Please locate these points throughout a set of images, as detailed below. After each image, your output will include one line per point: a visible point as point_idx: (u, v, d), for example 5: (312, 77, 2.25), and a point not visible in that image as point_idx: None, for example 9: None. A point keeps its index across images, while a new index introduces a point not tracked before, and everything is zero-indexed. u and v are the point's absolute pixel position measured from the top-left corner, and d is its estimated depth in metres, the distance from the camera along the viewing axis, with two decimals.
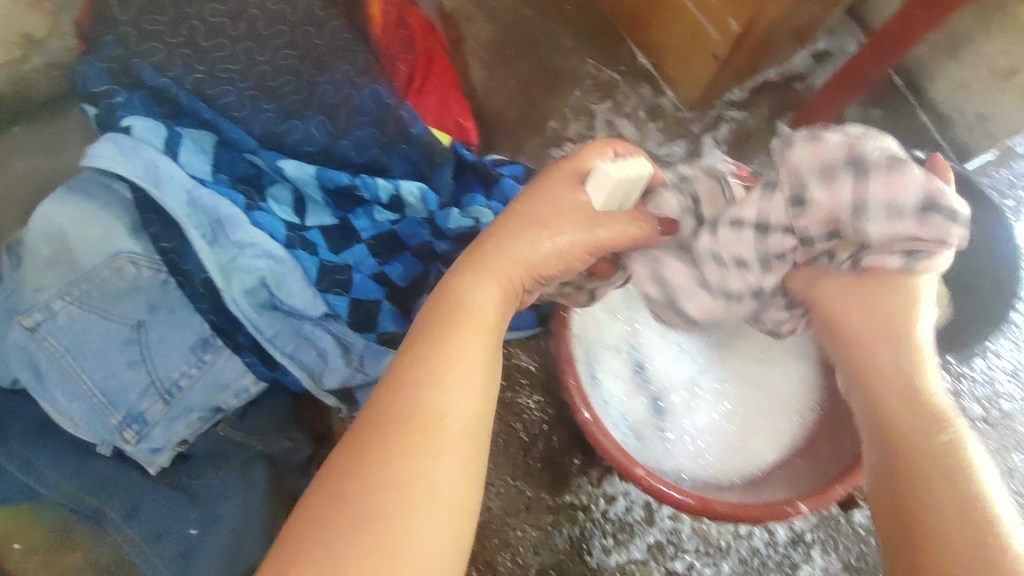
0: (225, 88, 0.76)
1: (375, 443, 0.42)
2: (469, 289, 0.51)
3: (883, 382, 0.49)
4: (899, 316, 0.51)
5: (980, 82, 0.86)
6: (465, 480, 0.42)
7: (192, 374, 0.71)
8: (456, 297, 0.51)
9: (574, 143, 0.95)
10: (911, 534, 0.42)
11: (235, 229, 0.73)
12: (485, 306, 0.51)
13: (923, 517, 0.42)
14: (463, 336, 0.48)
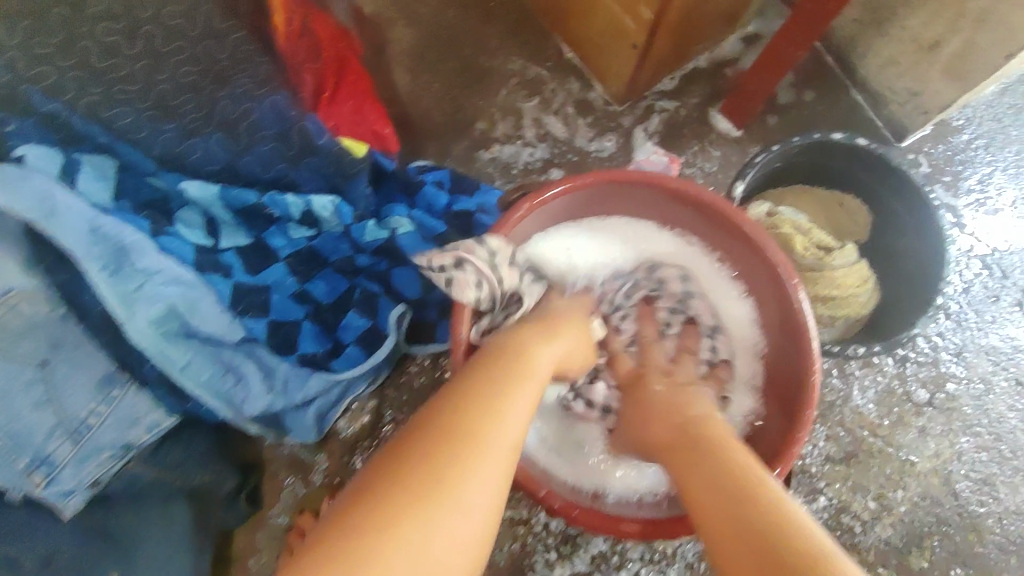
0: (121, 109, 0.68)
1: (424, 443, 0.45)
2: (528, 349, 0.54)
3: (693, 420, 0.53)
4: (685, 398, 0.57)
5: (907, 58, 0.85)
6: (488, 509, 0.44)
7: (101, 411, 0.67)
8: (518, 348, 0.54)
9: (502, 144, 0.92)
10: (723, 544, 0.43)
11: (141, 256, 0.70)
12: (540, 369, 0.53)
13: (729, 531, 0.43)
14: (515, 383, 0.51)
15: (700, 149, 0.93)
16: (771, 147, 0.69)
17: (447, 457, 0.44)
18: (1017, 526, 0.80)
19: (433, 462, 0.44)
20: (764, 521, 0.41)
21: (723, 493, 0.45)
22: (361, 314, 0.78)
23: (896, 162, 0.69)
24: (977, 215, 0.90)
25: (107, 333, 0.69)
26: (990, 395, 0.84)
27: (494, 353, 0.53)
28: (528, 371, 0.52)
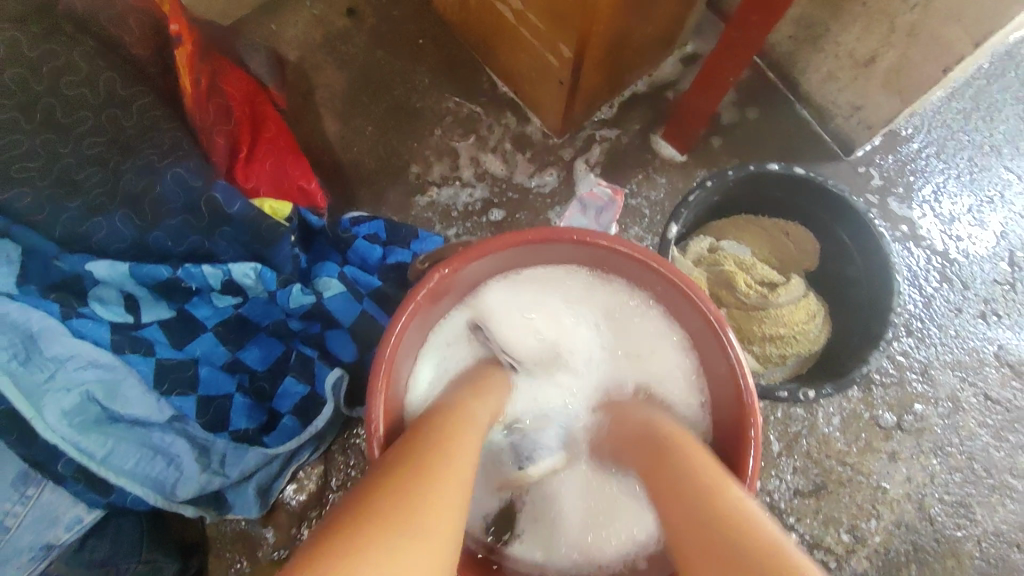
0: (17, 191, 0.65)
1: (395, 492, 0.39)
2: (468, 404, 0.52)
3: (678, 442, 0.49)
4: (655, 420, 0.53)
5: (845, 73, 0.82)
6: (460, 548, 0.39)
7: (16, 512, 0.63)
8: (452, 404, 0.52)
9: (439, 187, 0.89)
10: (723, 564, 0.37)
11: (51, 344, 0.66)
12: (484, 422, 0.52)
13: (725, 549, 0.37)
14: (457, 427, 0.48)
15: (644, 178, 0.89)
16: (703, 183, 0.66)
17: (412, 499, 0.39)
18: (995, 550, 0.76)
19: (411, 509, 0.38)
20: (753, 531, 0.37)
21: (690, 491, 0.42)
22: (297, 381, 0.74)
23: (837, 189, 0.66)
24: (933, 225, 0.87)
25: (14, 430, 0.63)
26: (960, 413, 0.81)
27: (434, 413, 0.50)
28: (473, 420, 0.50)
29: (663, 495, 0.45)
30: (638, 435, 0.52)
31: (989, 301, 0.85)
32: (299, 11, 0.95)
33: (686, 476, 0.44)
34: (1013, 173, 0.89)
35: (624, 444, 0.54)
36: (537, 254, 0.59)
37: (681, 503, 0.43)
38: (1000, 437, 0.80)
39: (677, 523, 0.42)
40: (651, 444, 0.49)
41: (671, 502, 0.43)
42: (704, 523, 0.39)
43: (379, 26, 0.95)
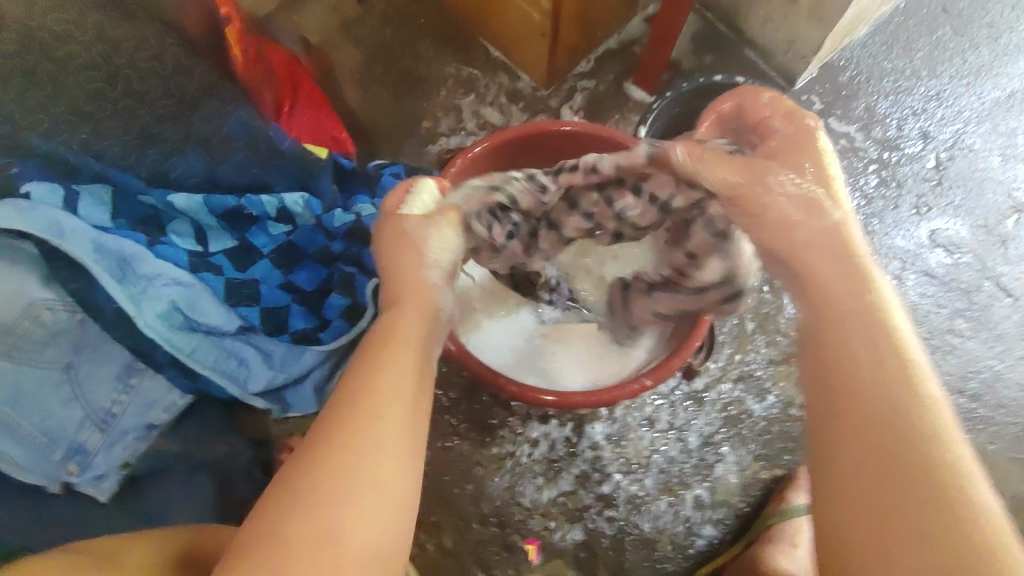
0: (110, 142, 0.82)
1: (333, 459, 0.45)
2: (394, 319, 0.56)
3: (864, 294, 0.48)
4: (836, 239, 0.51)
5: (778, 13, 0.98)
6: (400, 502, 0.46)
7: (122, 400, 0.78)
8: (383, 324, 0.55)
9: (448, 137, 1.05)
10: (893, 454, 0.41)
11: (141, 264, 0.81)
12: (412, 330, 0.55)
13: (903, 450, 0.41)
14: (387, 360, 0.51)
15: (620, 117, 1.06)
16: (663, 94, 0.81)
17: (339, 468, 0.44)
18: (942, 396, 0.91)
19: (334, 485, 0.44)
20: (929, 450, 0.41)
21: (885, 368, 0.44)
22: (341, 295, 0.88)
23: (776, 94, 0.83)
24: (869, 138, 1.03)
25: (122, 327, 0.78)
26: (903, 288, 0.95)
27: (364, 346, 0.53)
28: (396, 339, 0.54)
29: (844, 340, 0.47)
30: (852, 278, 0.48)
31: (921, 196, 1.00)
32: (316, 3, 1.12)
33: (892, 342, 0.45)
34: (932, 91, 1.05)
35: (821, 262, 0.50)
36: (514, 157, 0.76)
37: (886, 378, 0.44)
38: (940, 304, 0.95)
39: (871, 385, 0.44)
40: (851, 281, 0.48)
41: (867, 360, 0.45)
42: (899, 413, 0.42)
43: (385, 11, 1.12)
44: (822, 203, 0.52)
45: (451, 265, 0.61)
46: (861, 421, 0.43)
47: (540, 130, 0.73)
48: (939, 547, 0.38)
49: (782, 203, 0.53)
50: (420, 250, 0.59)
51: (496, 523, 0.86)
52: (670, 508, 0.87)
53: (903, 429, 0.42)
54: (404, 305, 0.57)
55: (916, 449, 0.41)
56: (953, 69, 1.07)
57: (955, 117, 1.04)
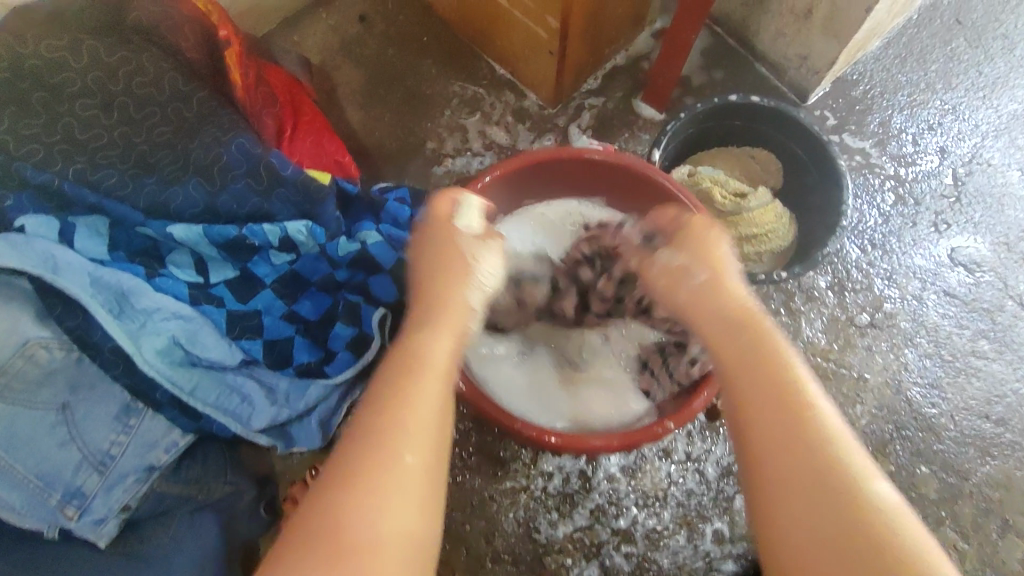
0: (106, 172, 0.80)
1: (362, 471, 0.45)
2: (424, 345, 0.53)
3: (760, 330, 0.51)
4: (716, 283, 0.56)
5: (790, 27, 0.96)
6: (415, 531, 0.45)
7: (121, 441, 0.74)
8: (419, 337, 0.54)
9: (453, 158, 1.02)
10: (791, 475, 0.43)
11: (140, 298, 0.78)
12: (441, 359, 0.53)
13: (795, 471, 0.43)
14: (415, 382, 0.50)
15: (630, 135, 1.03)
16: (677, 115, 0.78)
17: (366, 480, 0.45)
18: (967, 421, 0.88)
19: (359, 496, 0.44)
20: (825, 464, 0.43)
21: (773, 397, 0.46)
22: (346, 324, 0.85)
23: (791, 112, 0.80)
24: (884, 153, 1.00)
25: (120, 365, 0.75)
26: (924, 309, 0.93)
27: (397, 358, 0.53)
28: (426, 361, 0.52)
29: (738, 365, 0.49)
30: (734, 319, 0.52)
31: (939, 213, 0.97)
32: (316, 22, 1.10)
33: (780, 373, 0.47)
34: (947, 104, 1.03)
35: (698, 312, 0.55)
36: (527, 183, 0.74)
37: (778, 407, 0.46)
38: (961, 324, 0.92)
39: (761, 413, 0.46)
40: (731, 322, 0.52)
41: (757, 393, 0.47)
42: (793, 435, 0.44)
43: (387, 30, 1.09)
44: (690, 272, 0.57)
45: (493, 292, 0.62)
46: (767, 441, 0.45)
47: (558, 155, 0.71)
48: (841, 541, 0.40)
49: (658, 269, 0.60)
50: (463, 265, 0.61)
51: (509, 561, 0.83)
52: (689, 542, 0.84)
53: (802, 451, 0.43)
54: (440, 329, 0.55)
55: (818, 451, 0.43)
56: (969, 82, 1.04)
57: (972, 131, 1.02)
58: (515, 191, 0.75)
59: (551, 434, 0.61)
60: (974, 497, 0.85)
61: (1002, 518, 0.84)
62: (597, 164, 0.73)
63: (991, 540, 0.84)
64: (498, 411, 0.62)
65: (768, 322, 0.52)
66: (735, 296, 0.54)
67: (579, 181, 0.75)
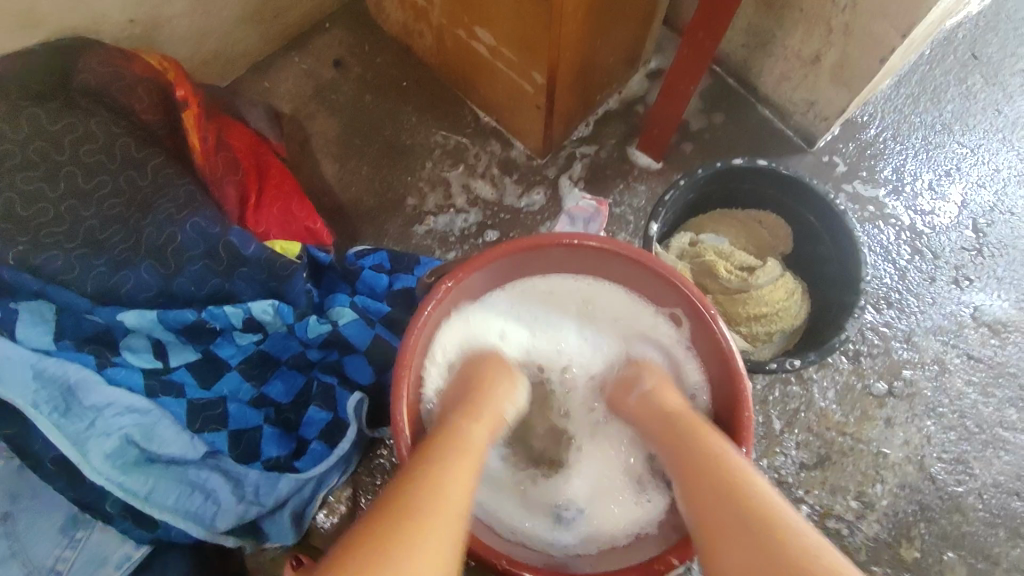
0: (49, 255, 0.72)
1: (374, 545, 0.42)
2: (459, 425, 0.55)
3: (703, 429, 0.54)
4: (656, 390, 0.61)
5: (796, 72, 0.89)
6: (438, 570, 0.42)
7: (67, 556, 0.68)
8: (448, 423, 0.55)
9: (436, 216, 0.95)
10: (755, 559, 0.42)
11: (88, 393, 0.71)
12: (477, 443, 0.54)
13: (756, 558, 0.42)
14: (452, 453, 0.51)
15: (625, 187, 0.95)
16: (676, 183, 0.72)
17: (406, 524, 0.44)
18: (996, 499, 0.81)
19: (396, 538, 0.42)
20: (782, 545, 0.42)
21: (726, 493, 0.47)
22: (321, 408, 0.78)
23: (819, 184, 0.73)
24: (898, 202, 0.93)
25: (64, 477, 0.68)
26: (946, 374, 0.86)
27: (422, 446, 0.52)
28: (461, 443, 0.53)
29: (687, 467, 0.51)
30: (676, 423, 0.56)
31: (959, 267, 0.90)
32: (288, 67, 1.03)
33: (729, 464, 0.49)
34: (966, 147, 0.96)
35: (648, 421, 0.59)
36: (514, 265, 0.65)
37: (726, 498, 0.47)
38: (987, 392, 0.85)
39: (709, 511, 0.47)
40: (674, 427, 0.56)
41: (707, 485, 0.49)
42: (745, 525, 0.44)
43: (364, 74, 1.03)
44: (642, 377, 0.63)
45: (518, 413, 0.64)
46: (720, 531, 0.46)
47: (537, 244, 0.62)
48: None
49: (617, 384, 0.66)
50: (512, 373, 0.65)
51: None
52: None
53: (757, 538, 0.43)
54: (480, 420, 0.56)
55: (764, 534, 0.43)
56: (987, 123, 0.97)
57: (992, 176, 0.95)
58: (496, 274, 0.65)
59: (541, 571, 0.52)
60: None
61: None
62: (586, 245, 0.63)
63: None
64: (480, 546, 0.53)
65: (700, 419, 0.56)
66: (670, 400, 0.59)
67: (573, 261, 0.66)
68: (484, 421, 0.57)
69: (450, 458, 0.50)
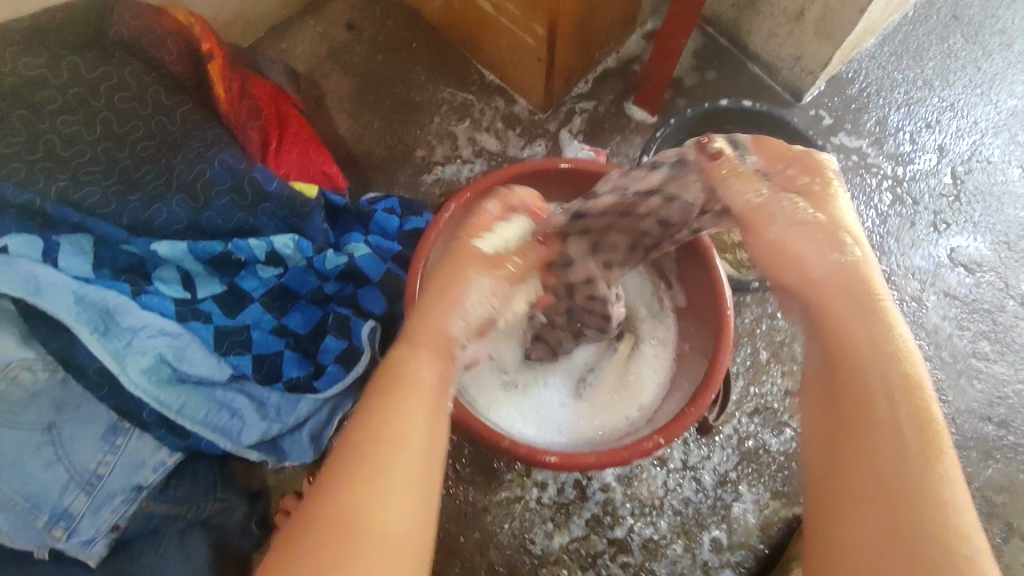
0: (89, 190, 0.79)
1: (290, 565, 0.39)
2: (407, 358, 0.48)
3: (890, 351, 0.45)
4: (850, 275, 0.48)
5: (782, 28, 0.95)
6: (402, 536, 0.41)
7: (108, 461, 0.74)
8: (400, 369, 0.47)
9: (443, 166, 1.00)
10: (898, 515, 0.40)
11: (125, 316, 0.77)
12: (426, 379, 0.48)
13: (902, 516, 0.40)
14: (404, 398, 0.46)
15: (622, 139, 1.01)
16: (668, 122, 0.79)
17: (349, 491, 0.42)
18: (969, 424, 0.86)
19: (344, 503, 0.41)
20: (929, 511, 0.40)
21: (892, 440, 0.43)
22: (337, 337, 0.84)
23: (810, 136, 0.80)
24: (881, 152, 0.98)
25: (104, 387, 0.75)
26: (923, 310, 0.91)
27: (361, 412, 0.46)
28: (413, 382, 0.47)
29: (858, 388, 0.45)
30: (866, 332, 0.46)
31: (938, 212, 0.96)
32: (304, 30, 1.09)
33: (913, 409, 0.43)
34: (946, 101, 1.01)
35: (825, 299, 0.49)
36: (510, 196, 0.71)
37: (891, 449, 0.42)
38: (962, 326, 0.90)
39: (867, 443, 0.43)
40: (860, 337, 0.46)
41: (874, 419, 0.44)
42: (901, 483, 0.41)
43: (375, 36, 1.08)
44: (830, 242, 0.49)
45: (481, 323, 0.53)
46: (870, 473, 0.42)
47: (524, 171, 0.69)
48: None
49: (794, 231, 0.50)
50: (475, 265, 0.53)
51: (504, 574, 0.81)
52: (687, 551, 0.82)
53: (906, 502, 0.41)
54: (419, 344, 0.49)
55: (920, 500, 0.40)
56: (967, 79, 1.02)
57: (971, 128, 1.00)
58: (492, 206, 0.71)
59: (550, 453, 0.59)
60: (977, 501, 0.84)
61: (1006, 523, 0.83)
62: (576, 178, 0.71)
63: (995, 544, 0.82)
64: (486, 428, 0.59)
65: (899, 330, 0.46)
66: (879, 293, 0.48)
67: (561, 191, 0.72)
68: (429, 353, 0.49)
69: (387, 448, 0.43)
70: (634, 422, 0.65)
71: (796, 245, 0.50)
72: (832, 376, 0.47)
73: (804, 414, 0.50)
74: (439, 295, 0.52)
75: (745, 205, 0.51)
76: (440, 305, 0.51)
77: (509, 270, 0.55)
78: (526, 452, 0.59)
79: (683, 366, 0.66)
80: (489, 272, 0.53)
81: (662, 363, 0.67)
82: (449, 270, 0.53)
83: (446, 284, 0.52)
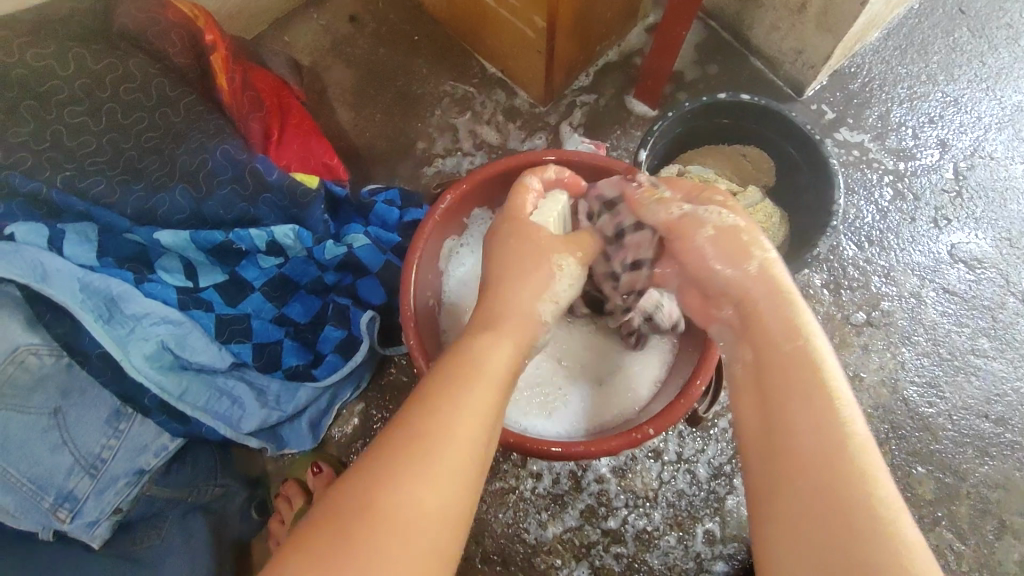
0: (95, 179, 0.81)
1: (313, 542, 0.40)
2: (480, 348, 0.51)
3: (811, 352, 0.48)
4: (767, 284, 0.52)
5: (784, 21, 0.94)
6: (440, 518, 0.42)
7: (112, 445, 0.75)
8: (465, 355, 0.50)
9: (444, 158, 1.01)
10: (833, 506, 0.41)
11: (128, 304, 0.78)
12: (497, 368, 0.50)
13: (837, 504, 0.41)
14: (465, 387, 0.47)
15: (622, 132, 1.02)
16: (665, 115, 0.79)
17: (372, 472, 0.43)
18: (965, 420, 0.86)
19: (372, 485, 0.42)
20: (861, 501, 0.40)
21: (820, 435, 0.44)
22: (337, 327, 0.85)
23: (806, 130, 0.79)
24: (882, 147, 0.98)
25: (108, 372, 0.77)
26: (922, 306, 0.91)
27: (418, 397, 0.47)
28: (480, 368, 0.49)
29: (783, 389, 0.47)
30: (790, 336, 0.49)
31: (940, 208, 0.95)
32: (307, 23, 1.10)
33: (829, 402, 0.45)
34: (949, 96, 1.00)
35: (753, 305, 0.52)
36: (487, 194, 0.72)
37: (820, 443, 0.43)
38: (961, 323, 0.90)
39: (800, 441, 0.44)
40: (782, 342, 0.49)
41: (799, 415, 0.45)
42: (834, 475, 0.42)
43: (377, 28, 1.09)
44: (749, 251, 0.54)
45: (565, 303, 0.59)
46: (805, 467, 0.43)
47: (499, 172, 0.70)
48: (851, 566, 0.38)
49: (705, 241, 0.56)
50: (544, 238, 0.59)
51: (497, 562, 0.83)
52: (680, 543, 0.83)
53: (832, 491, 0.41)
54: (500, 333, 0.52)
55: (848, 488, 0.41)
56: (972, 73, 1.02)
57: (974, 123, 0.99)
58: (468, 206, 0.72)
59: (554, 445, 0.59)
60: (972, 498, 0.83)
61: (1000, 520, 0.83)
62: None
63: (988, 541, 0.82)
64: None
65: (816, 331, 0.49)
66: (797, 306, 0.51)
67: None
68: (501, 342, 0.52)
69: (444, 429, 0.45)
70: (631, 413, 0.65)
71: (720, 252, 0.55)
72: (762, 381, 0.49)
73: (738, 420, 0.50)
74: (520, 274, 0.56)
75: (665, 219, 0.59)
76: (524, 286, 0.56)
77: (578, 240, 0.61)
78: (519, 440, 0.59)
79: (679, 360, 0.66)
80: (565, 248, 0.59)
81: (660, 358, 0.68)
82: (522, 245, 0.58)
83: (511, 256, 0.58)
